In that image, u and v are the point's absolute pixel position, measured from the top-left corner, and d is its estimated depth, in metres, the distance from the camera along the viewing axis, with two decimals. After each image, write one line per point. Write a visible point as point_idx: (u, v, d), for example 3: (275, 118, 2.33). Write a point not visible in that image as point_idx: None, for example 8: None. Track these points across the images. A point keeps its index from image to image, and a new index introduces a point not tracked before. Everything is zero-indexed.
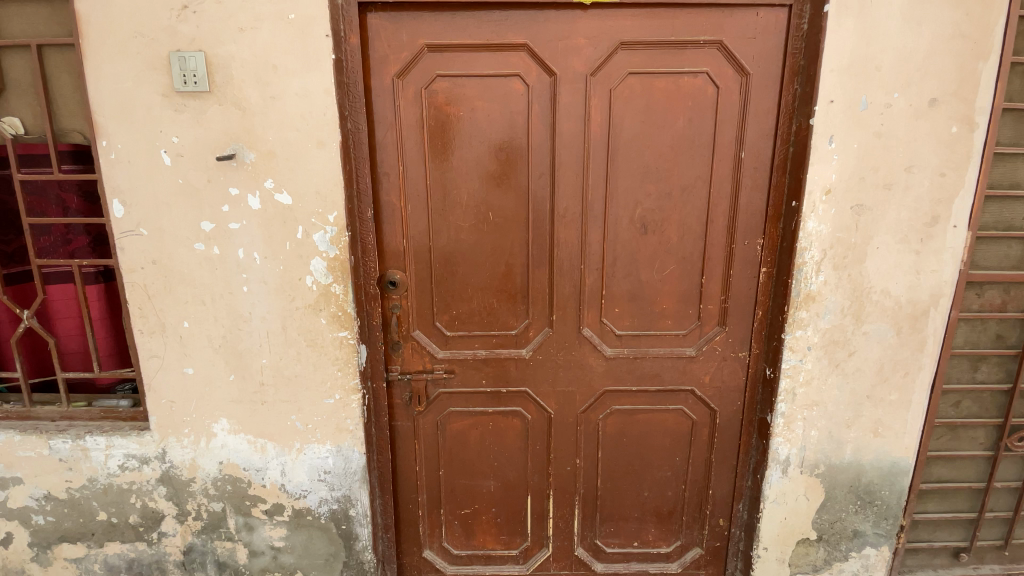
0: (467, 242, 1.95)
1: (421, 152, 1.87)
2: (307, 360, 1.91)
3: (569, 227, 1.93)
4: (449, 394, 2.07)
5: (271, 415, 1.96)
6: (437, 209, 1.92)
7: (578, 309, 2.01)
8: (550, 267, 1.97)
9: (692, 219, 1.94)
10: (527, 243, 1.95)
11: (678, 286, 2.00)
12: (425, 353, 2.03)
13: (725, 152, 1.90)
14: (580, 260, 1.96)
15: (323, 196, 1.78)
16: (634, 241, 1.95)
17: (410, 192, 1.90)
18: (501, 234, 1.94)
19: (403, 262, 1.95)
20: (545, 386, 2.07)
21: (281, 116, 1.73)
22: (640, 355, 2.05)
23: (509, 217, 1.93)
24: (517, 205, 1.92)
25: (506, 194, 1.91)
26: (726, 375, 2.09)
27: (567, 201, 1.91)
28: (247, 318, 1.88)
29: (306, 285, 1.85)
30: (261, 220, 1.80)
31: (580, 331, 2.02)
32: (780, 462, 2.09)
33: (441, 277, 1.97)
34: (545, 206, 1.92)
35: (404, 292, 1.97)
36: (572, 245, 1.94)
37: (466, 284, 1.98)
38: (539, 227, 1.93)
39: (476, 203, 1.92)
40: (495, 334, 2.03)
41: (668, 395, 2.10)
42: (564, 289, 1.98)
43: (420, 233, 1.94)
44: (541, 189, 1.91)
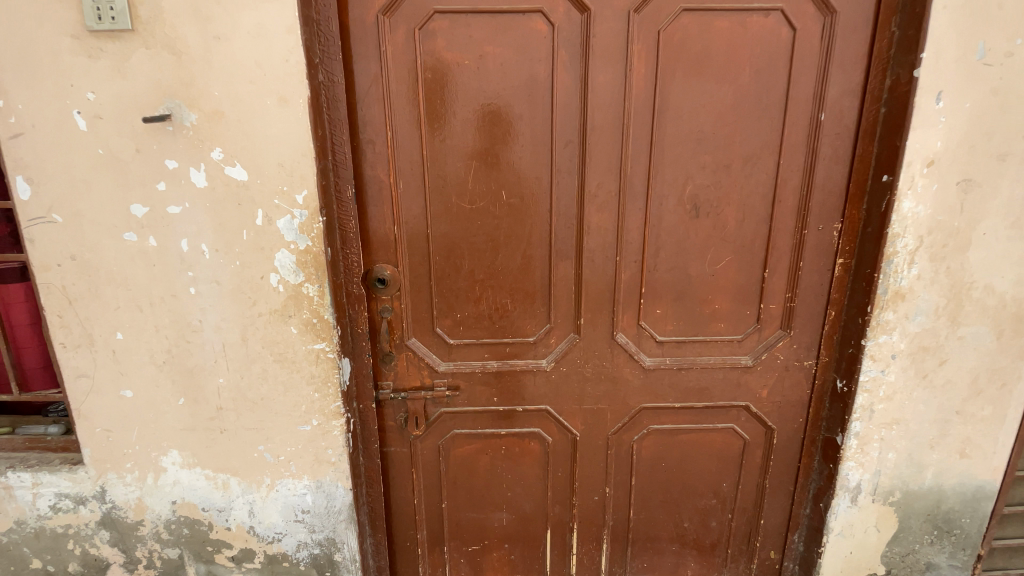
0: (475, 229, 1.55)
1: (415, 115, 1.47)
2: (274, 380, 1.51)
3: (603, 209, 1.53)
4: (452, 414, 1.70)
5: (232, 446, 1.58)
6: (436, 188, 1.52)
7: (611, 310, 1.62)
8: (577, 260, 1.58)
9: (757, 199, 1.55)
10: (548, 230, 1.56)
11: (736, 280, 1.61)
12: (423, 366, 1.65)
13: (800, 113, 1.51)
14: (614, 251, 1.57)
15: (287, 170, 1.35)
16: (683, 227, 1.56)
17: (401, 166, 1.49)
18: (517, 218, 1.55)
19: (394, 254, 1.56)
20: (570, 405, 1.69)
21: (228, 65, 1.30)
22: (685, 365, 1.67)
23: (528, 197, 1.53)
24: (538, 183, 1.52)
25: (524, 166, 1.51)
26: (788, 389, 1.72)
27: (600, 178, 1.51)
28: (197, 328, 1.48)
29: (270, 285, 1.43)
30: (208, 202, 1.38)
31: (614, 337, 1.64)
32: (849, 490, 1.75)
33: (442, 273, 1.59)
34: (572, 182, 1.52)
35: (398, 291, 1.58)
36: (605, 232, 1.56)
37: (474, 282, 1.60)
38: (564, 208, 1.54)
39: (485, 179, 1.52)
40: (509, 343, 1.65)
41: (717, 413, 1.73)
42: (594, 288, 1.60)
43: (416, 217, 1.54)
44: (569, 161, 1.50)
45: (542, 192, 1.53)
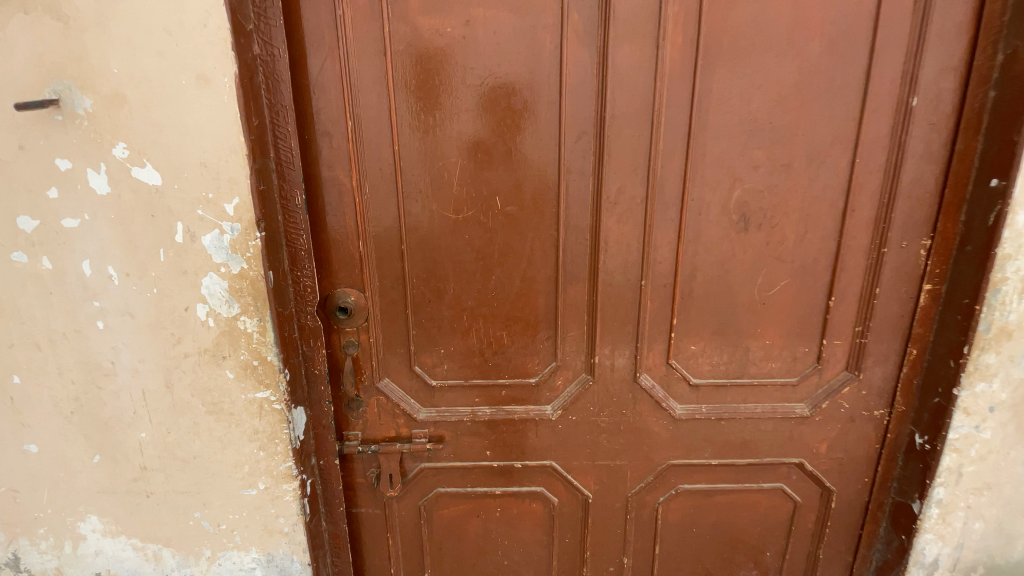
0: (462, 244, 1.22)
1: (384, 99, 1.14)
2: (209, 435, 1.20)
3: (625, 220, 1.19)
4: (435, 470, 1.38)
5: (162, 511, 1.28)
6: (411, 193, 1.19)
7: (635, 348, 1.28)
8: (591, 284, 1.24)
9: (823, 208, 1.21)
10: (555, 246, 1.22)
11: (793, 310, 1.27)
12: (398, 413, 1.32)
13: (883, 97, 1.16)
14: (639, 273, 1.23)
15: (212, 172, 1.03)
16: (728, 243, 1.21)
17: (366, 166, 1.17)
18: (515, 231, 1.21)
19: (360, 276, 1.23)
20: (580, 461, 1.36)
21: (130, 33, 0.98)
22: (726, 415, 1.33)
23: (529, 204, 1.19)
24: (543, 187, 1.18)
25: (524, 166, 1.17)
26: (852, 442, 1.39)
27: (622, 180, 1.17)
28: (109, 371, 1.17)
29: (197, 319, 1.12)
30: (114, 213, 1.06)
31: (637, 380, 1.29)
32: (924, 567, 1.39)
33: (421, 299, 1.26)
34: (585, 185, 1.18)
35: (366, 322, 1.25)
36: (627, 249, 1.22)
37: (462, 312, 1.27)
38: (576, 219, 1.20)
39: (473, 181, 1.18)
40: (505, 386, 1.31)
41: (763, 471, 1.40)
42: (612, 319, 1.26)
43: (387, 230, 1.21)
44: (582, 158, 1.17)
45: (548, 199, 1.19)
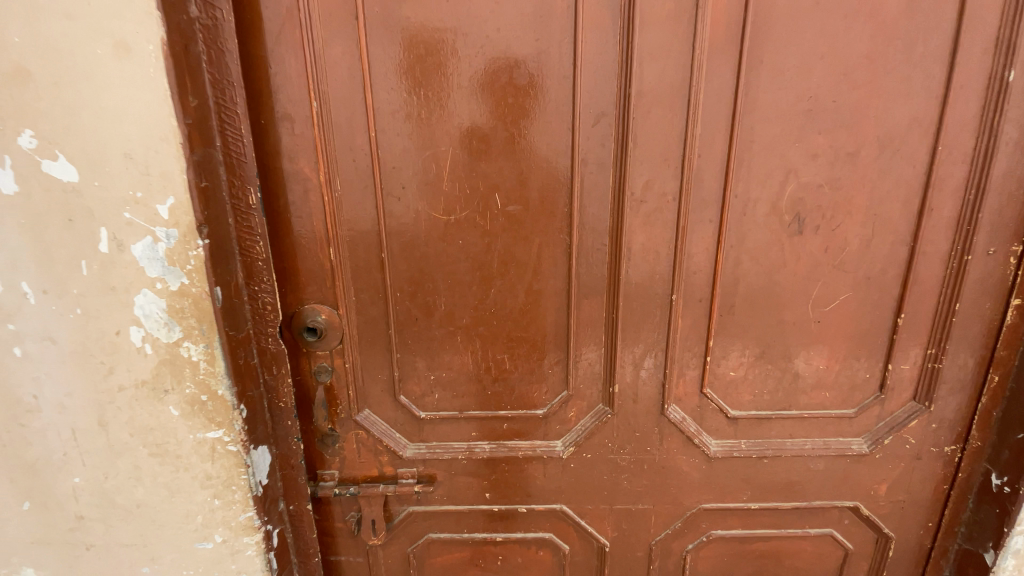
0: (453, 250, 1.00)
1: (355, 73, 0.92)
2: (153, 480, 1.01)
3: (653, 221, 0.97)
4: (426, 514, 1.17)
5: (106, 566, 1.08)
6: (391, 189, 0.97)
7: (664, 374, 1.06)
8: (611, 300, 1.02)
9: (894, 208, 0.99)
10: (568, 253, 1.00)
11: (853, 330, 1.06)
12: (380, 450, 1.11)
13: (977, 68, 0.92)
14: (670, 285, 1.01)
15: (140, 165, 0.83)
16: (778, 249, 1.00)
17: (335, 157, 0.95)
18: (519, 234, 0.99)
19: (332, 290, 1.01)
20: (595, 505, 1.16)
21: None
22: (770, 453, 1.12)
23: (535, 202, 0.97)
24: (552, 181, 0.96)
25: (530, 155, 0.95)
26: (915, 483, 1.19)
27: (649, 173, 0.94)
28: (32, 408, 0.96)
29: (131, 345, 0.92)
30: (24, 216, 0.86)
31: (665, 414, 1.09)
32: None
33: (406, 317, 1.04)
34: (606, 179, 0.96)
35: (340, 346, 1.04)
36: (656, 258, 0.99)
37: (455, 331, 1.05)
38: (594, 220, 0.98)
39: (466, 173, 0.96)
40: (507, 419, 1.10)
41: (811, 515, 1.20)
42: (634, 342, 1.04)
43: (363, 234, 0.99)
44: (602, 145, 0.94)
45: (559, 195, 0.97)
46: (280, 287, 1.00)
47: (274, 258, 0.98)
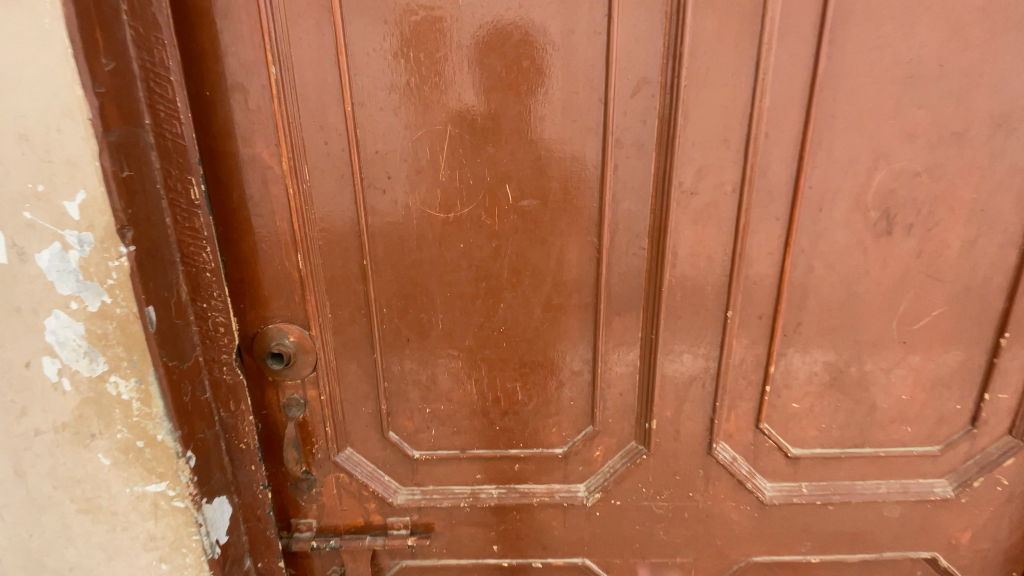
0: (453, 255, 0.79)
1: (324, 27, 0.70)
2: (87, 543, 0.80)
3: (707, 220, 0.76)
4: (421, 569, 0.98)
5: None
6: (373, 179, 0.76)
7: (713, 408, 0.86)
8: (649, 317, 0.82)
9: (1006, 202, 0.79)
10: (598, 259, 0.79)
11: (943, 353, 0.87)
12: (366, 497, 0.92)
13: None
14: (725, 299, 0.80)
15: (39, 148, 0.61)
16: (858, 254, 0.80)
17: (301, 139, 0.74)
18: (536, 235, 0.78)
19: (303, 305, 0.81)
20: (623, 559, 0.97)
21: None
22: (836, 497, 0.93)
23: (557, 196, 0.76)
24: (579, 169, 0.75)
25: (552, 134, 0.74)
26: (1004, 530, 0.99)
27: (703, 157, 0.73)
28: None
29: (42, 381, 0.71)
30: None
31: (711, 454, 0.89)
32: None
33: (394, 337, 0.83)
34: (647, 167, 0.74)
35: (314, 375, 0.84)
36: (708, 266, 0.78)
37: (456, 357, 0.84)
38: (633, 218, 0.77)
39: (470, 158, 0.75)
40: (520, 460, 0.90)
41: (879, 567, 1.01)
42: (676, 368, 0.84)
43: (338, 235, 0.78)
44: (644, 122, 0.72)
45: (588, 187, 0.76)
46: (236, 303, 0.80)
47: (226, 268, 0.78)
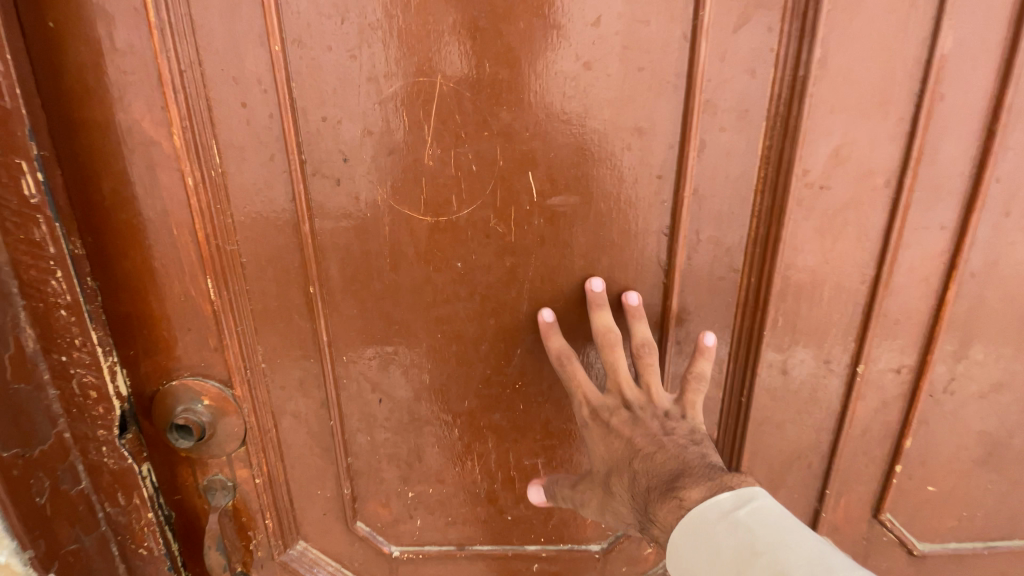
0: (445, 278, 0.51)
1: None
2: None
3: (843, 229, 0.48)
4: None
5: None
6: (320, 163, 0.48)
7: (821, 498, 0.59)
8: (742, 376, 0.53)
9: None
10: (665, 289, 0.51)
11: None
12: None
13: None
14: (853, 349, 0.52)
15: None
16: None
17: (203, 100, 0.46)
18: (575, 249, 0.50)
19: (220, 353, 0.54)
20: None
21: None
22: None
23: (607, 192, 0.48)
24: (646, 148, 0.47)
25: (606, 93, 0.45)
26: None
27: (846, 130, 0.45)
28: None
29: None
30: None
31: None
32: None
33: (358, 397, 0.56)
34: (756, 147, 0.46)
35: (244, 452, 0.58)
36: (838, 302, 0.51)
37: (450, 424, 0.57)
38: (725, 226, 0.49)
39: (475, 128, 0.47)
40: (540, 559, 0.64)
41: None
42: (775, 449, 0.56)
43: (270, 249, 0.51)
44: (752, 75, 0.44)
45: (659, 178, 0.48)
46: (107, 357, 0.52)
47: (88, 303, 0.50)
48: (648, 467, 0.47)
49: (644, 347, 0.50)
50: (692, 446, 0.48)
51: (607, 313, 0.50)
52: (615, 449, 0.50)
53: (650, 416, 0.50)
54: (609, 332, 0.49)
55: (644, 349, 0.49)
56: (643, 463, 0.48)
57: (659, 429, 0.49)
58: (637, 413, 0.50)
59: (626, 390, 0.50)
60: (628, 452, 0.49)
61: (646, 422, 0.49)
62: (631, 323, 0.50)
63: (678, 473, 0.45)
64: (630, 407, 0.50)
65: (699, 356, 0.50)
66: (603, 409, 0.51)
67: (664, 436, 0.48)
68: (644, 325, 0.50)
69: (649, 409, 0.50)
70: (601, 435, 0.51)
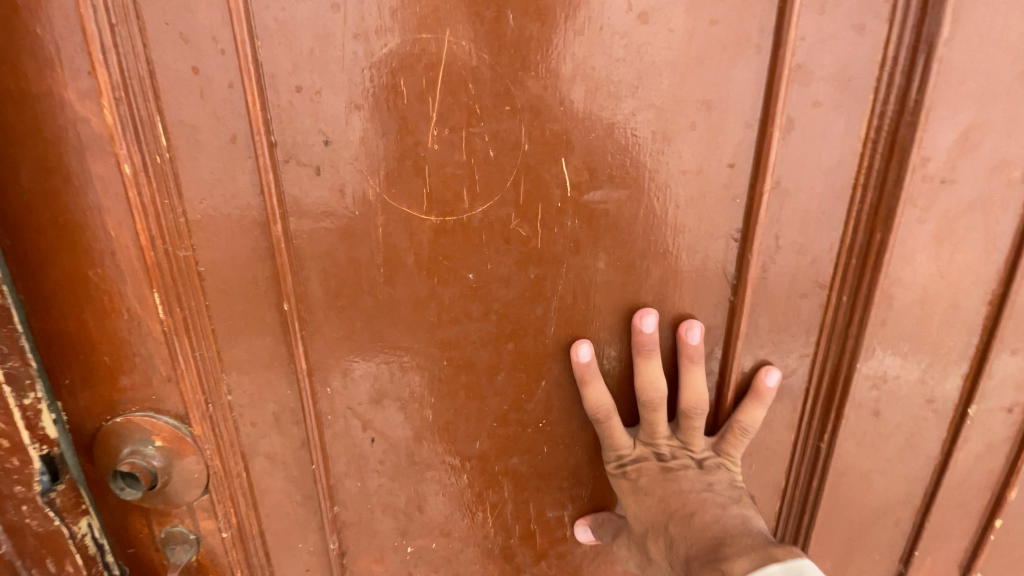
0: (453, 293, 0.41)
1: None
2: None
3: (966, 236, 0.37)
4: None
5: None
6: (296, 147, 0.37)
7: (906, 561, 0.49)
8: (823, 417, 0.43)
9: None
10: (732, 308, 0.40)
11: None
12: None
13: None
14: (963, 385, 0.42)
15: None
16: None
17: (140, 64, 0.36)
18: (618, 258, 0.40)
19: (176, 385, 0.43)
20: None
21: None
22: None
23: (662, 186, 0.38)
24: (715, 129, 0.36)
25: (665, 56, 0.35)
26: None
27: (981, 106, 0.35)
28: None
29: None
30: None
31: None
32: None
33: (346, 437, 0.46)
34: (859, 128, 0.36)
35: (208, 500, 0.47)
36: (950, 328, 0.40)
37: (459, 469, 0.47)
38: (813, 230, 0.38)
39: (494, 102, 0.36)
40: None
41: None
42: (858, 505, 0.46)
43: (232, 255, 0.40)
44: (860, 33, 0.34)
45: (729, 167, 0.37)
46: (22, 398, 0.41)
47: None
48: (687, 533, 0.37)
49: (696, 409, 0.41)
50: (733, 505, 0.38)
51: (654, 360, 0.40)
52: (647, 508, 0.41)
53: (685, 470, 0.41)
54: (656, 391, 0.41)
55: (690, 403, 0.41)
56: (680, 526, 0.38)
57: (696, 487, 0.40)
58: (668, 463, 0.41)
59: (662, 445, 0.42)
60: (662, 513, 0.40)
61: (678, 474, 0.41)
62: (684, 375, 0.40)
63: (720, 540, 0.35)
64: (660, 457, 0.42)
65: (754, 403, 0.41)
66: (631, 464, 0.42)
67: (703, 494, 0.39)
68: (700, 378, 0.40)
69: (684, 460, 0.42)
70: (630, 493, 0.42)
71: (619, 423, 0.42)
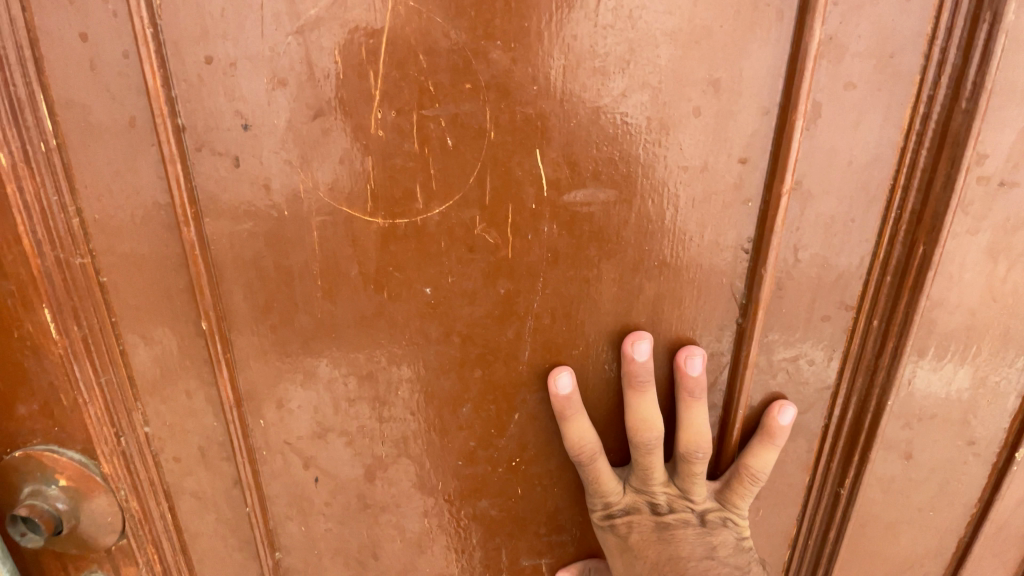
0: (409, 311, 0.34)
1: None
2: None
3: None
4: None
5: None
6: (209, 132, 0.30)
7: None
8: (845, 459, 0.36)
9: None
10: (740, 332, 0.34)
11: None
12: None
13: None
14: (1007, 424, 0.36)
15: None
16: None
17: (7, 23, 0.28)
18: (605, 271, 0.33)
19: (78, 415, 0.36)
20: None
21: None
22: None
23: (660, 186, 0.31)
24: (727, 116, 0.29)
25: (664, 24, 0.28)
26: None
27: None
28: None
29: None
30: None
31: None
32: None
33: (286, 476, 0.39)
34: (903, 117, 0.29)
35: (127, 545, 0.40)
36: (996, 357, 0.34)
37: (419, 513, 0.40)
38: (839, 241, 0.32)
39: (452, 79, 0.29)
40: None
41: None
42: (881, 556, 0.39)
43: (143, 263, 0.33)
44: None
45: (740, 164, 0.30)
46: None
47: None
48: None
49: (698, 453, 0.34)
50: None
51: (650, 393, 0.34)
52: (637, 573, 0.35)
53: (684, 528, 0.35)
54: (651, 431, 0.34)
55: (691, 444, 0.34)
56: None
57: (697, 555, 0.34)
58: (665, 518, 0.36)
59: (658, 494, 0.36)
60: None
61: (677, 535, 0.35)
62: (684, 412, 0.34)
63: None
64: (656, 510, 0.36)
65: (766, 446, 0.34)
66: (621, 516, 0.36)
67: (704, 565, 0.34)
68: (702, 416, 0.34)
69: (684, 515, 0.36)
70: (618, 552, 0.36)
71: (607, 466, 0.35)
